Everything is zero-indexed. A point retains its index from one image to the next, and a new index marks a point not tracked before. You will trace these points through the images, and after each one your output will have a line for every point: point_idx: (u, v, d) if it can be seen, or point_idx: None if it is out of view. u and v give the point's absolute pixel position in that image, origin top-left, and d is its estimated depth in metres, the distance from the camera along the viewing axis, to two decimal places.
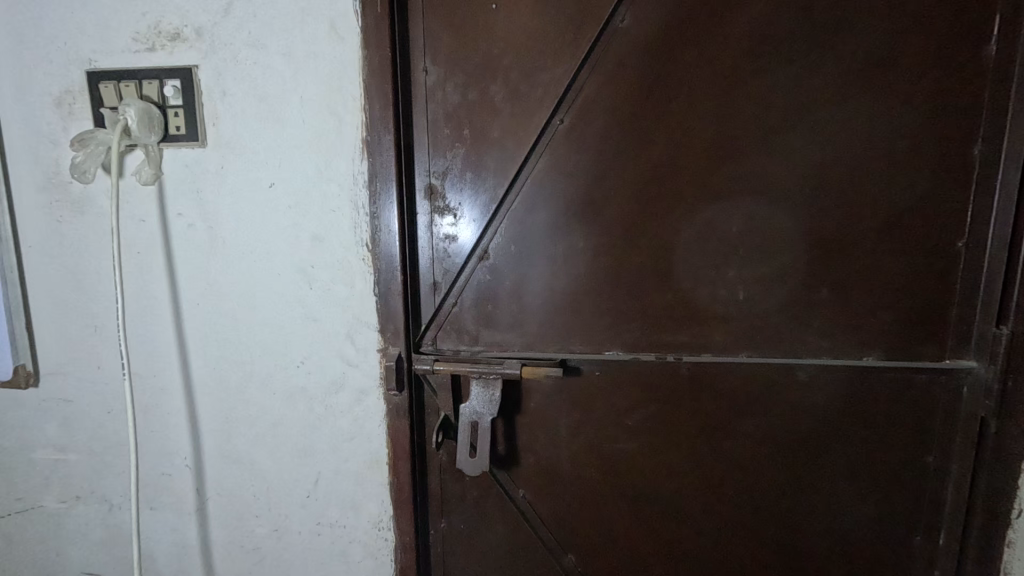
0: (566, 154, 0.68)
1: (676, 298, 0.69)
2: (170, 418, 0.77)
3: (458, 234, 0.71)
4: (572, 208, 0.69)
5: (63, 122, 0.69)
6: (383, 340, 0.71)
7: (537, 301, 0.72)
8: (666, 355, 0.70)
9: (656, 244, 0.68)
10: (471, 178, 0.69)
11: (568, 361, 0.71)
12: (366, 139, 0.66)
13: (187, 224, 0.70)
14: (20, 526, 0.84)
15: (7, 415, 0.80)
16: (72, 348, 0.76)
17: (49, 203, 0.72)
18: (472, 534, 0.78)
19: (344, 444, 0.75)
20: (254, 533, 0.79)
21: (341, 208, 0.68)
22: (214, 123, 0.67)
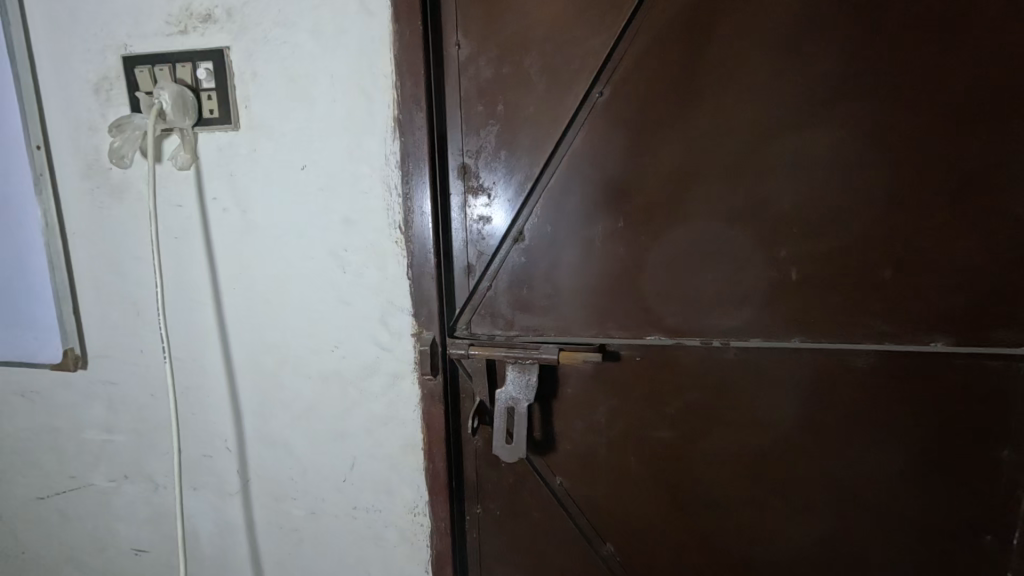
0: (605, 129, 0.64)
1: (724, 280, 0.65)
2: (210, 401, 0.78)
3: (492, 215, 0.69)
4: (612, 186, 0.66)
5: (101, 109, 0.70)
6: (416, 325, 0.70)
7: (574, 284, 0.69)
8: (711, 340, 0.67)
9: (703, 224, 0.65)
10: (505, 156, 0.67)
11: (607, 345, 0.69)
12: (397, 117, 0.64)
13: (222, 208, 0.70)
14: (74, 503, 0.87)
15: (59, 396, 0.82)
16: (116, 331, 0.78)
17: (91, 189, 0.73)
18: (508, 520, 0.77)
19: (378, 428, 0.74)
20: (292, 515, 0.80)
21: (372, 190, 0.67)
22: (246, 105, 0.67)
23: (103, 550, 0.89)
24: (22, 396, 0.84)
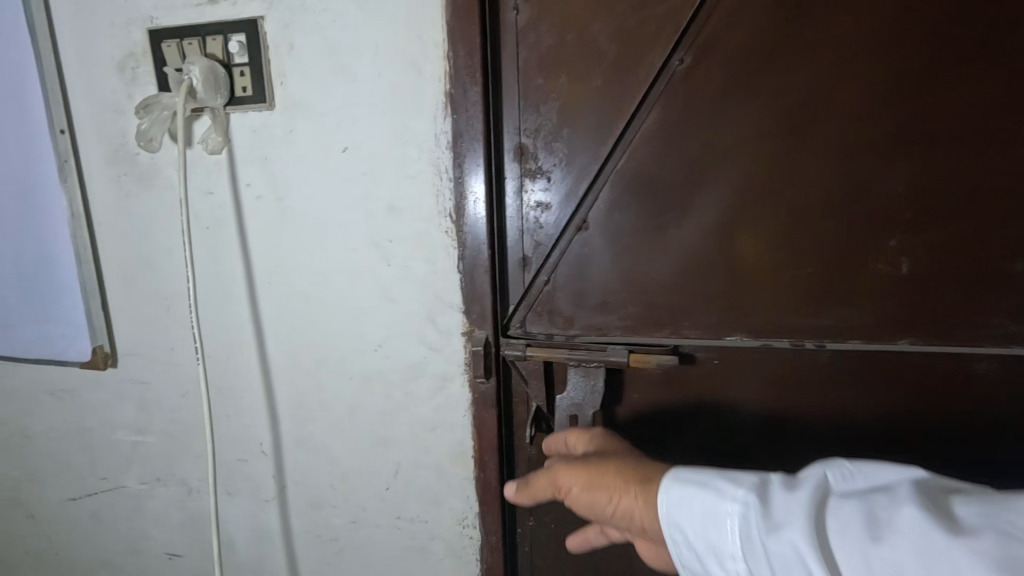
0: (685, 102, 0.57)
1: (819, 274, 0.58)
2: (245, 402, 0.73)
3: (552, 202, 0.62)
4: (691, 167, 0.58)
5: (128, 89, 0.65)
6: (468, 323, 0.64)
7: (643, 278, 0.62)
8: (802, 341, 0.60)
9: (796, 209, 0.57)
10: (569, 135, 0.60)
11: (681, 347, 0.62)
12: (449, 92, 0.58)
13: (256, 196, 0.65)
14: (106, 505, 0.84)
15: (89, 396, 0.79)
16: (147, 328, 0.74)
17: (118, 177, 0.68)
18: (563, 532, 0.72)
19: (425, 434, 0.69)
20: (331, 523, 0.75)
21: (421, 174, 0.60)
22: (282, 82, 0.61)
23: (136, 553, 0.86)
24: (52, 395, 0.80)
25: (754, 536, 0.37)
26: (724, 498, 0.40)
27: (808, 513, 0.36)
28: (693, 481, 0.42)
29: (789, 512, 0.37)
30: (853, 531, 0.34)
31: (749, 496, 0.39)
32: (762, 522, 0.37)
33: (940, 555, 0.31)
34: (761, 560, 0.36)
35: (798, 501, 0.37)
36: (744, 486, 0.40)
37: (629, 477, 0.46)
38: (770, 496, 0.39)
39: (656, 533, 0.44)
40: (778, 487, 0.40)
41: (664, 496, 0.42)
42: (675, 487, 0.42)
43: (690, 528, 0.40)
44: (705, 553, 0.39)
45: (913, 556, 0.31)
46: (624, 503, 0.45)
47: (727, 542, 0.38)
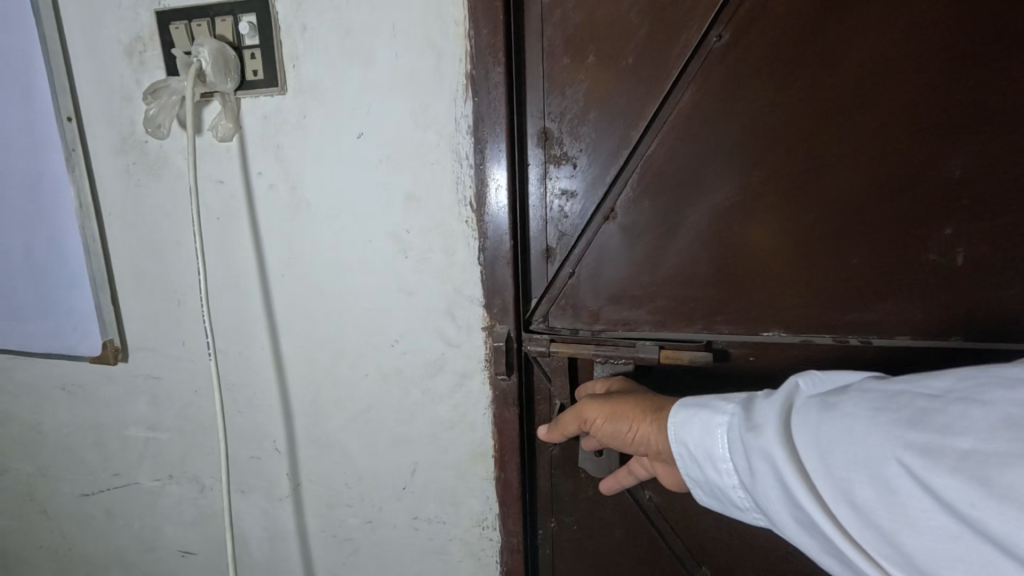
0: (723, 82, 0.53)
1: (862, 265, 0.55)
2: (258, 399, 0.71)
3: (577, 190, 0.59)
4: (728, 153, 0.55)
5: (135, 74, 0.62)
6: (488, 318, 0.61)
7: (674, 269, 0.60)
8: (845, 336, 0.57)
9: (838, 197, 0.54)
10: (596, 119, 0.56)
11: (714, 343, 0.59)
12: (470, 73, 0.55)
13: (269, 185, 0.62)
14: (119, 501, 0.83)
15: (101, 391, 0.77)
16: (158, 322, 0.72)
17: (127, 166, 0.66)
18: (587, 535, 0.70)
19: (444, 432, 0.66)
20: (347, 523, 0.73)
21: (440, 161, 0.57)
22: (294, 64, 0.57)
23: (150, 550, 0.85)
24: (63, 389, 0.79)
25: (737, 437, 0.44)
26: (717, 413, 0.47)
27: (777, 412, 0.42)
28: (695, 404, 0.49)
29: (765, 415, 0.42)
30: (808, 418, 0.39)
31: (736, 407, 0.45)
32: (742, 426, 0.43)
33: (860, 424, 0.36)
34: (740, 456, 0.43)
35: (772, 404, 0.43)
36: (733, 402, 0.47)
37: (646, 411, 0.52)
38: (754, 407, 0.44)
39: (670, 456, 0.52)
40: (761, 397, 0.45)
41: (670, 418, 0.49)
42: (680, 410, 0.49)
43: (691, 440, 0.47)
44: (702, 458, 0.46)
45: (844, 429, 0.37)
46: (640, 431, 0.52)
47: (718, 448, 0.45)
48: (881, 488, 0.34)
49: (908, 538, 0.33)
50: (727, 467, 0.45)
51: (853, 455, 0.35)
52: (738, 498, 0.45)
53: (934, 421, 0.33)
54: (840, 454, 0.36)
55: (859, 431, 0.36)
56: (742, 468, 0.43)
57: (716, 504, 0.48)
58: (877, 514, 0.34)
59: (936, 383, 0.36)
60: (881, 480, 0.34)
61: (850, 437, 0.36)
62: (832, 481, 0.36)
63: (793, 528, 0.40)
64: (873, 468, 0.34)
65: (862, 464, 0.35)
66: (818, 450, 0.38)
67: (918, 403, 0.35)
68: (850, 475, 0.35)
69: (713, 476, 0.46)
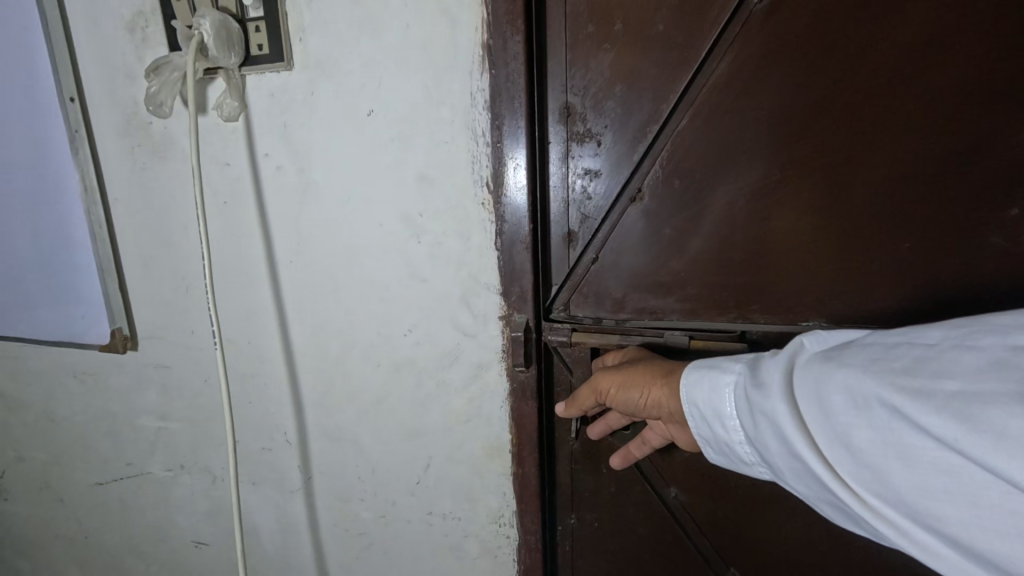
0: (765, 48, 0.49)
1: (916, 251, 0.50)
2: (268, 389, 0.68)
3: (601, 169, 0.55)
4: (767, 126, 0.51)
5: (138, 51, 0.60)
6: (506, 306, 0.58)
7: (706, 255, 0.55)
8: (893, 326, 0.53)
9: (891, 174, 0.49)
10: (623, 91, 0.52)
11: (748, 334, 0.56)
12: (487, 43, 0.51)
13: (276, 167, 0.59)
14: (132, 490, 0.82)
15: (112, 379, 0.76)
16: (166, 310, 0.70)
17: (132, 148, 0.64)
18: (608, 532, 0.67)
19: (459, 425, 0.63)
20: (359, 517, 0.71)
21: (455, 139, 0.54)
22: (300, 37, 0.54)
23: (163, 540, 0.84)
24: (73, 377, 0.77)
25: (743, 394, 0.42)
26: (725, 373, 0.45)
27: (783, 370, 0.40)
28: (702, 364, 0.48)
29: (770, 371, 0.41)
30: (809, 370, 0.37)
31: (743, 367, 0.44)
32: (748, 384, 0.42)
33: (858, 372, 0.34)
34: (745, 412, 0.41)
35: (778, 361, 0.41)
36: (742, 362, 0.45)
37: (657, 373, 0.50)
38: (760, 365, 0.43)
39: (681, 415, 0.50)
40: (769, 357, 0.43)
41: (683, 380, 0.47)
42: (690, 371, 0.47)
43: (698, 399, 0.46)
44: (710, 417, 0.45)
45: (842, 377, 0.35)
46: (650, 393, 0.50)
47: (726, 406, 0.44)
48: (876, 432, 0.32)
49: (903, 482, 0.31)
50: (733, 424, 0.43)
51: (852, 402, 0.34)
52: (743, 454, 0.43)
53: (926, 369, 0.31)
54: (836, 398, 0.35)
55: (858, 379, 0.34)
56: (747, 424, 0.41)
57: (722, 460, 0.47)
58: (873, 459, 0.32)
59: (929, 335, 0.34)
60: (877, 424, 0.32)
61: (849, 384, 0.34)
62: (829, 429, 0.35)
63: (795, 478, 0.38)
64: (869, 412, 0.33)
65: (858, 410, 0.33)
66: (816, 399, 0.36)
67: (913, 353, 0.33)
68: (848, 420, 0.34)
69: (720, 433, 0.45)
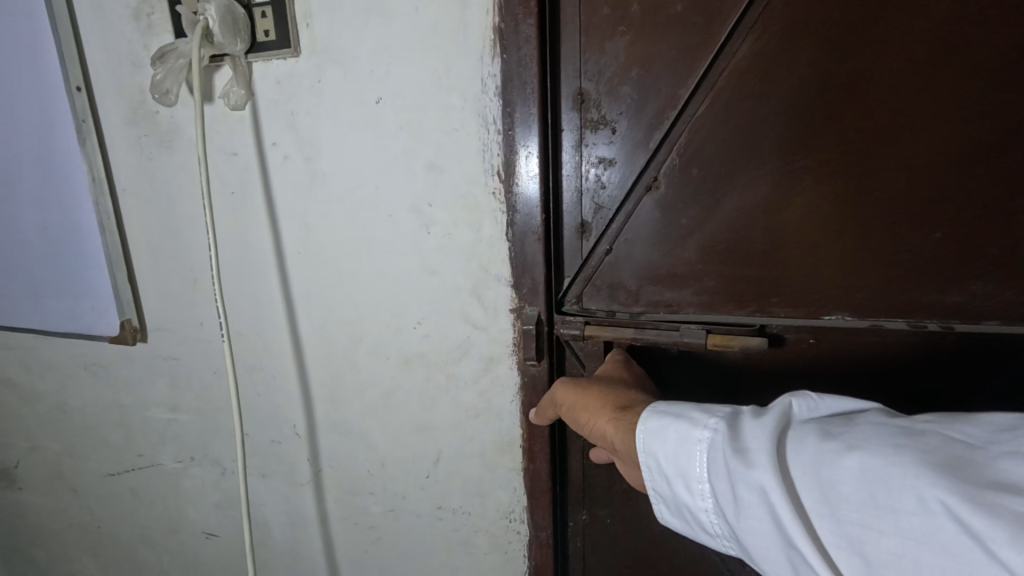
0: (788, 30, 0.47)
1: (946, 241, 0.48)
2: (277, 381, 0.68)
3: (615, 157, 0.53)
4: (790, 113, 0.49)
5: (144, 38, 0.59)
6: (517, 298, 0.57)
7: (724, 245, 0.54)
8: (922, 320, 0.51)
9: (919, 161, 0.47)
10: (638, 75, 0.51)
11: (767, 327, 0.54)
12: (498, 26, 0.49)
13: (283, 156, 0.58)
14: (143, 481, 0.82)
15: (122, 371, 0.76)
16: (175, 302, 0.69)
17: (140, 138, 0.63)
18: (620, 531, 0.66)
19: (469, 420, 0.63)
20: (369, 511, 0.70)
21: (465, 126, 0.52)
22: (307, 23, 0.53)
23: (175, 531, 0.84)
24: (85, 368, 0.77)
25: (719, 459, 0.37)
26: (695, 427, 0.40)
27: (771, 437, 0.35)
28: (669, 412, 0.42)
29: (756, 437, 0.36)
30: (807, 451, 0.34)
31: (719, 422, 0.39)
32: (727, 449, 0.37)
33: (878, 465, 0.31)
34: (723, 481, 0.36)
35: (763, 425, 0.37)
36: (714, 416, 0.40)
37: (613, 406, 0.47)
38: (739, 424, 0.38)
39: (626, 456, 0.46)
40: (748, 415, 0.39)
41: (644, 426, 0.42)
42: (656, 419, 0.42)
43: (662, 454, 0.41)
44: (676, 477, 0.40)
45: (855, 468, 0.31)
46: (603, 427, 0.47)
47: (695, 468, 0.39)
48: (901, 540, 0.29)
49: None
50: (701, 490, 0.38)
51: (872, 499, 0.30)
52: (708, 523, 0.39)
53: (971, 471, 0.29)
54: (850, 496, 0.31)
55: (878, 471, 0.31)
56: (721, 493, 0.36)
57: (677, 522, 0.42)
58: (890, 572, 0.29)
59: (970, 428, 0.31)
60: (902, 530, 0.29)
61: (867, 477, 0.31)
62: (838, 528, 0.31)
63: (772, 567, 0.34)
64: (895, 515, 0.29)
65: (880, 508, 0.30)
66: (819, 491, 0.32)
67: (952, 450, 0.30)
68: (864, 524, 0.30)
69: (683, 497, 0.40)
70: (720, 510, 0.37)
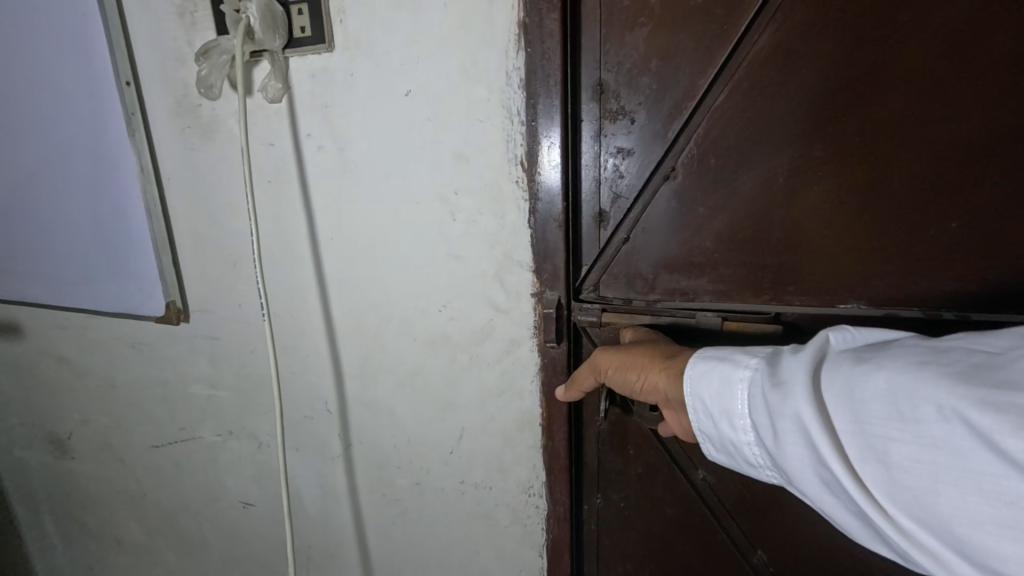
0: (809, 20, 0.48)
1: (965, 230, 0.49)
2: (310, 360, 0.72)
3: (633, 147, 0.55)
4: (808, 103, 0.50)
5: (187, 35, 0.62)
6: (537, 283, 0.59)
7: (741, 233, 0.55)
8: (936, 308, 0.51)
9: (939, 151, 0.48)
10: (657, 67, 0.52)
11: (783, 316, 0.56)
12: (523, 21, 0.51)
13: (318, 146, 0.61)
14: (186, 453, 0.88)
15: (166, 349, 0.81)
16: (216, 284, 0.74)
17: (183, 129, 0.67)
18: (634, 513, 0.69)
19: (491, 399, 0.66)
20: (396, 484, 0.74)
21: (490, 118, 0.55)
22: (341, 19, 0.55)
23: (213, 500, 0.90)
24: (132, 347, 0.83)
25: (759, 394, 0.40)
26: (739, 368, 0.43)
27: (807, 371, 0.38)
28: (714, 356, 0.45)
29: (792, 371, 0.39)
30: (841, 376, 0.36)
31: (760, 362, 0.42)
32: (767, 385, 0.40)
33: (905, 382, 0.32)
34: (762, 414, 0.39)
35: (801, 358, 0.39)
36: (756, 357, 0.43)
37: (658, 359, 0.50)
38: (780, 361, 0.41)
39: (677, 402, 0.49)
40: (789, 352, 0.41)
41: (688, 371, 0.46)
42: (699, 362, 0.45)
43: (706, 394, 0.44)
44: (719, 414, 0.43)
45: (883, 387, 0.33)
46: (649, 376, 0.50)
47: (737, 404, 0.42)
48: (921, 448, 0.30)
49: (945, 501, 0.29)
50: (743, 424, 0.41)
51: (898, 413, 0.32)
52: (749, 455, 0.42)
53: (993, 371, 0.29)
54: (878, 413, 0.33)
55: (904, 387, 0.32)
56: (761, 424, 0.39)
57: (724, 458, 0.45)
58: (913, 478, 0.31)
59: (995, 341, 0.32)
60: (924, 438, 0.30)
61: (894, 393, 0.32)
62: (864, 442, 0.33)
63: (812, 488, 0.37)
64: (918, 425, 0.31)
65: (905, 419, 0.31)
66: (849, 412, 0.34)
67: (973, 358, 0.31)
68: (890, 435, 0.32)
69: (725, 432, 0.43)
70: (760, 441, 0.40)
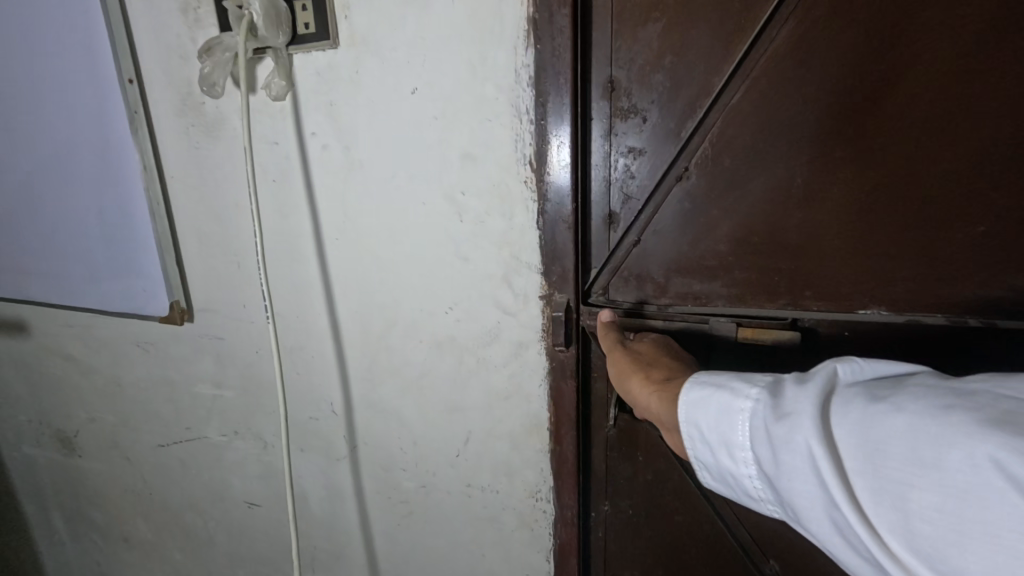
0: (829, 15, 0.46)
1: (990, 235, 0.47)
2: (315, 361, 0.71)
3: (645, 147, 0.54)
4: (827, 101, 0.48)
5: (190, 32, 0.61)
6: (546, 285, 0.58)
7: (756, 236, 0.54)
8: (960, 315, 0.50)
9: (964, 152, 0.46)
10: (671, 64, 0.51)
11: (799, 322, 0.54)
12: (533, 17, 0.50)
13: (323, 146, 0.60)
14: (191, 452, 0.88)
15: (171, 348, 0.80)
16: (219, 283, 0.73)
17: (186, 128, 0.66)
18: (643, 519, 0.68)
19: (498, 402, 0.65)
20: (402, 486, 0.74)
21: (499, 116, 0.53)
22: (345, 15, 0.54)
23: (219, 500, 0.90)
24: (137, 346, 0.82)
25: (762, 426, 0.36)
26: (738, 397, 0.39)
27: (815, 401, 0.34)
28: (711, 382, 0.42)
29: (799, 403, 0.35)
30: (853, 412, 0.32)
31: (762, 392, 0.38)
32: (770, 417, 0.36)
33: (926, 424, 0.29)
34: (766, 448, 0.35)
35: (807, 390, 0.35)
36: (757, 386, 0.39)
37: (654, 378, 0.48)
38: (782, 390, 0.37)
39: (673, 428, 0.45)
40: (791, 383, 0.37)
41: (684, 397, 0.42)
42: (695, 389, 0.42)
43: (704, 424, 0.40)
44: (718, 444, 0.39)
45: (904, 426, 0.29)
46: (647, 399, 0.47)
47: (737, 435, 0.38)
48: (943, 496, 0.27)
49: (972, 561, 0.25)
50: (743, 456, 0.37)
51: (919, 456, 0.28)
52: (750, 488, 0.38)
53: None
54: (896, 454, 0.29)
55: (927, 430, 0.28)
56: (764, 457, 0.36)
57: (721, 488, 0.41)
58: (933, 531, 0.27)
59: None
60: (946, 485, 0.27)
61: (915, 433, 0.29)
62: (879, 484, 0.30)
63: (821, 530, 0.33)
64: (940, 471, 0.27)
65: (928, 464, 0.28)
66: (864, 449, 0.31)
67: (1004, 405, 0.27)
68: (908, 478, 0.28)
69: (724, 463, 0.39)
70: (762, 474, 0.37)
